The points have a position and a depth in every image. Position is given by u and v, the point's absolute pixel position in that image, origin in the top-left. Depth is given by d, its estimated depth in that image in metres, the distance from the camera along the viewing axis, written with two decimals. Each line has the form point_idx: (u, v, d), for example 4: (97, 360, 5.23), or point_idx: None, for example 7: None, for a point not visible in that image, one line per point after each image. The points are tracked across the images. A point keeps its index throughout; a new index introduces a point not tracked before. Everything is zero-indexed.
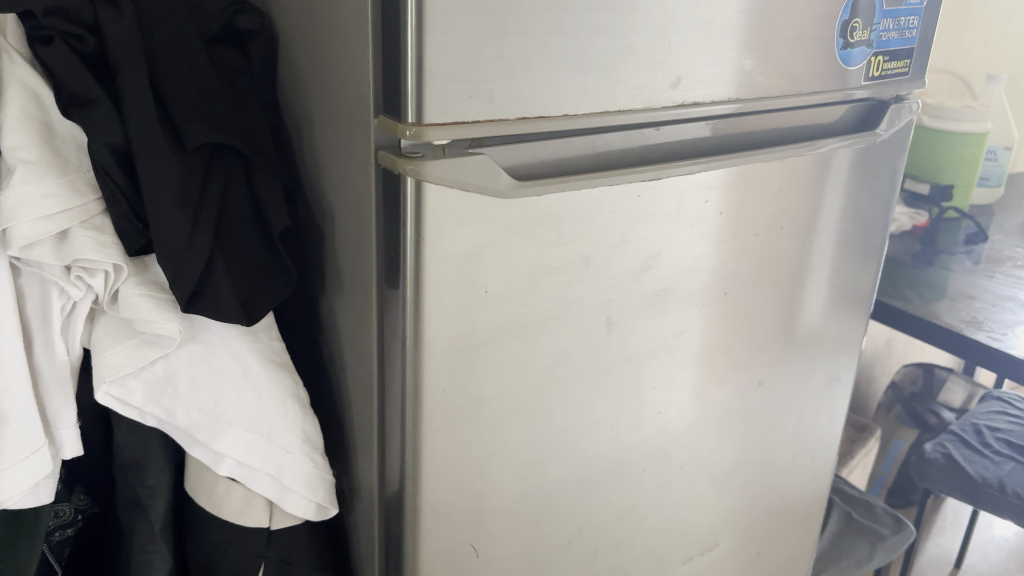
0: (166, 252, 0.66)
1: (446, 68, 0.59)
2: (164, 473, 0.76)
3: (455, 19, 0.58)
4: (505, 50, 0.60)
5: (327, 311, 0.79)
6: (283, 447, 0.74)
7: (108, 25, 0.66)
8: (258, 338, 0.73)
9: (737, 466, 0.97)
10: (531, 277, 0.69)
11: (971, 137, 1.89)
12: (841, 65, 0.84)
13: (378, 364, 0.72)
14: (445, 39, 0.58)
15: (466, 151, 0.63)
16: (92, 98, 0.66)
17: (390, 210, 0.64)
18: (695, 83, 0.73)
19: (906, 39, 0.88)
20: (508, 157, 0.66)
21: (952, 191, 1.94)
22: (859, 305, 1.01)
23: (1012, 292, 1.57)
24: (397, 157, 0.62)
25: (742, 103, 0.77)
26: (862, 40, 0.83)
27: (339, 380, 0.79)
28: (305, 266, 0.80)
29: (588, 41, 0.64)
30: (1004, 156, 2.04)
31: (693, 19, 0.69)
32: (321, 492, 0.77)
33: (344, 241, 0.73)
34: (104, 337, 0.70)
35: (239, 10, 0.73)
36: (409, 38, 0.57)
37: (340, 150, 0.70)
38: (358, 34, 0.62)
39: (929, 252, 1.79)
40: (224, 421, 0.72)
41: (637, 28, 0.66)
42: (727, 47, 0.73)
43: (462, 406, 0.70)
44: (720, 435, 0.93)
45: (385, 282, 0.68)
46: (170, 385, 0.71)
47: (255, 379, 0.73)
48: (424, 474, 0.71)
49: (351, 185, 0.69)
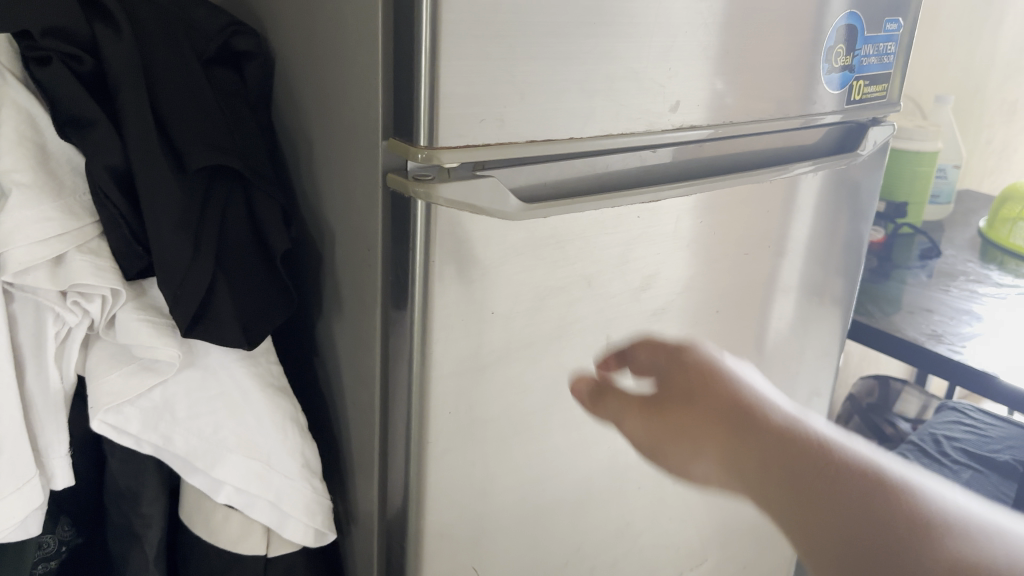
0: (167, 276, 0.65)
1: (460, 91, 0.59)
2: (158, 501, 0.74)
3: (471, 44, 0.58)
4: (517, 74, 0.61)
5: (324, 333, 0.78)
6: (283, 473, 0.73)
7: (108, 46, 0.65)
8: (257, 362, 0.73)
9: None
10: (536, 298, 0.70)
11: (923, 154, 1.97)
12: (823, 89, 0.86)
13: (382, 387, 0.71)
14: (460, 63, 0.58)
15: (473, 173, 0.62)
16: (93, 119, 0.64)
17: (399, 232, 0.64)
18: (692, 107, 0.74)
19: (884, 64, 0.92)
20: (514, 179, 0.66)
21: (906, 208, 2.01)
22: (837, 320, 1.04)
23: (967, 305, 1.63)
24: (408, 182, 0.61)
25: (717, 125, 0.77)
26: (845, 65, 0.87)
27: (336, 403, 0.79)
28: (301, 287, 0.80)
29: (594, 66, 0.65)
30: (953, 173, 2.12)
31: (692, 45, 0.71)
32: (320, 517, 0.76)
33: (343, 263, 0.72)
34: (99, 363, 0.68)
35: (235, 31, 0.74)
36: (424, 61, 0.57)
37: (341, 173, 0.70)
38: (365, 57, 0.62)
39: (886, 267, 1.84)
40: (224, 447, 0.70)
41: (641, 53, 0.68)
42: (721, 71, 0.75)
43: (468, 427, 0.70)
44: None
45: (392, 305, 0.68)
46: (169, 412, 0.70)
47: (255, 403, 0.72)
48: (430, 496, 0.71)
49: (352, 208, 0.69)
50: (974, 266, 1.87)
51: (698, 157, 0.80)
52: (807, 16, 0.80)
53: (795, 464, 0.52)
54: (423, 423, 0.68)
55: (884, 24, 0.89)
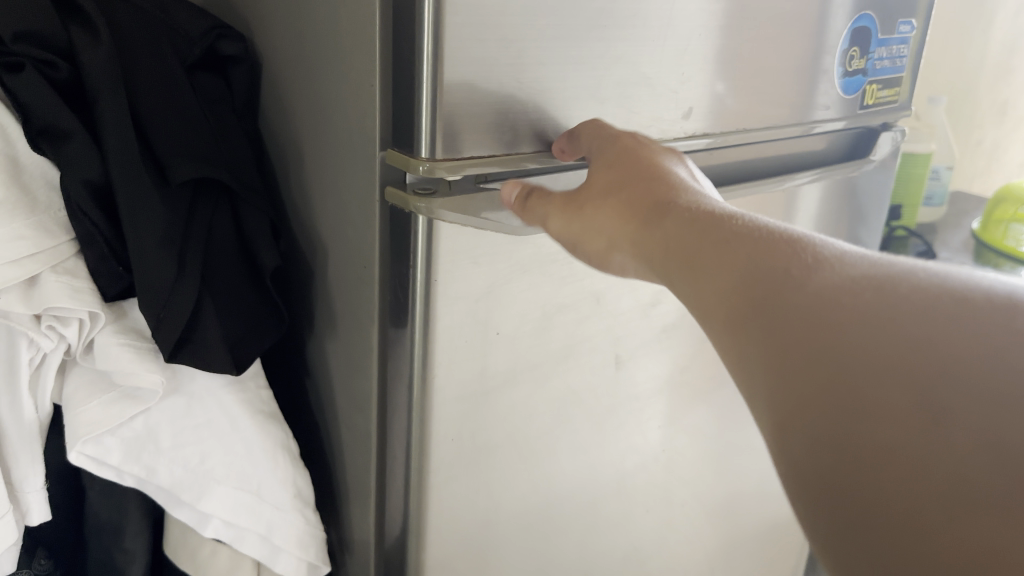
0: (150, 298, 0.61)
1: (465, 100, 0.55)
2: (142, 535, 0.71)
3: (477, 49, 0.54)
4: (525, 80, 0.57)
5: (316, 353, 0.74)
6: (274, 504, 0.69)
7: (86, 52, 0.60)
8: (246, 387, 0.68)
9: (732, 499, 0.95)
10: (544, 316, 0.66)
11: (918, 157, 1.95)
12: (835, 94, 0.83)
13: (381, 412, 0.67)
14: (466, 70, 0.54)
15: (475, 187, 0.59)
16: (68, 130, 0.60)
17: (401, 251, 0.61)
18: (704, 114, 0.71)
19: (897, 67, 0.89)
20: None
21: (900, 211, 1.98)
22: None
23: None
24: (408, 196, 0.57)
25: (719, 136, 0.72)
26: (858, 69, 0.84)
27: (329, 427, 0.75)
28: (290, 304, 0.76)
29: (605, 72, 0.61)
30: (947, 174, 2.09)
31: (705, 50, 0.68)
32: (313, 550, 0.72)
33: (336, 281, 0.68)
34: (77, 391, 0.64)
35: (221, 34, 0.70)
36: (426, 68, 0.53)
37: (335, 185, 0.65)
38: (360, 63, 0.58)
39: None
40: (211, 478, 0.66)
41: (653, 58, 0.64)
42: (733, 76, 0.72)
43: (471, 453, 0.66)
44: (717, 468, 0.91)
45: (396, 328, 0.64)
46: (152, 442, 0.65)
47: (244, 431, 0.67)
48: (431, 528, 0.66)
49: (347, 223, 0.65)
50: None
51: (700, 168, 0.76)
52: (819, 18, 0.77)
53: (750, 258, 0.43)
54: (424, 451, 0.64)
55: (897, 26, 0.86)
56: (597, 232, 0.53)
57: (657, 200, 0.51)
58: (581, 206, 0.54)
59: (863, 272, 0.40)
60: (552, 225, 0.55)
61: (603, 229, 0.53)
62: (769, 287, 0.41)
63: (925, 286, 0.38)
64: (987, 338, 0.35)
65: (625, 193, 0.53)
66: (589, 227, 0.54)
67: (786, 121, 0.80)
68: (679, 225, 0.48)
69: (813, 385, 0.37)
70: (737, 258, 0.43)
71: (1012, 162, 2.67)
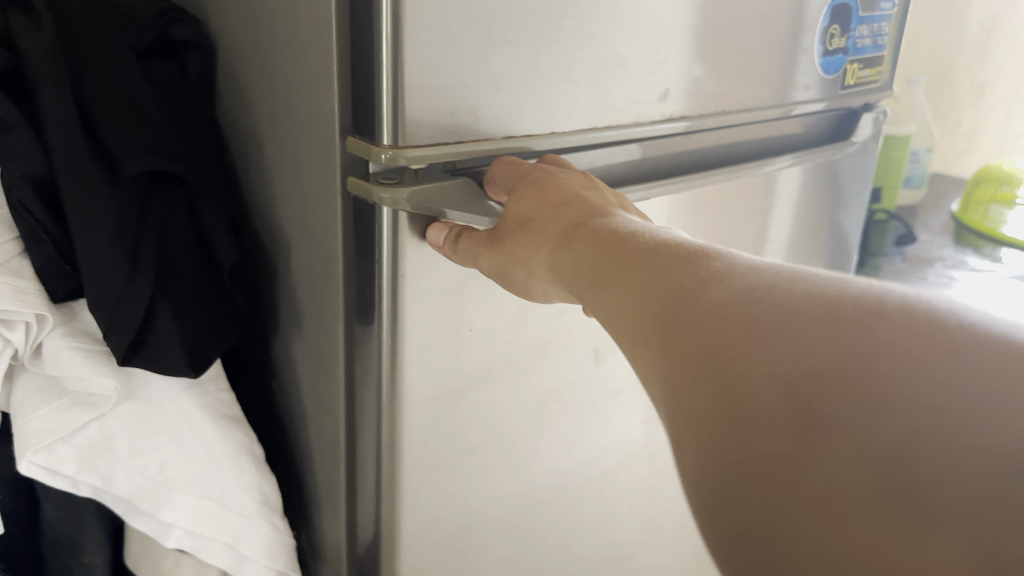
0: (100, 298, 0.57)
1: (428, 84, 0.52)
2: (102, 548, 0.68)
3: (441, 28, 0.51)
4: (492, 63, 0.54)
5: (281, 352, 0.71)
6: (239, 512, 0.66)
7: (25, 38, 0.57)
8: (206, 391, 0.65)
9: None
10: (519, 310, 0.63)
11: (896, 140, 1.93)
12: (815, 73, 0.81)
13: (349, 414, 0.64)
14: (429, 50, 0.51)
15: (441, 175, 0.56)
16: (8, 122, 0.56)
17: (364, 243, 0.57)
18: (682, 96, 0.68)
19: (878, 45, 0.87)
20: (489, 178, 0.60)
21: (880, 194, 1.97)
22: None
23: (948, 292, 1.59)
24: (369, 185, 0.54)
25: (696, 120, 0.70)
26: (839, 48, 0.81)
27: (296, 429, 0.72)
28: (254, 302, 0.73)
29: (577, 52, 0.58)
30: (925, 157, 2.08)
31: (681, 28, 0.65)
32: (282, 558, 0.69)
33: (300, 277, 0.65)
34: (26, 399, 0.60)
35: (174, 19, 0.66)
36: (387, 48, 0.50)
37: (296, 176, 0.62)
38: (316, 46, 0.55)
39: (864, 255, 1.80)
40: (171, 487, 0.63)
41: (627, 37, 0.61)
42: (712, 56, 0.69)
43: (444, 455, 0.63)
44: None
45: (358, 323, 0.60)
46: (109, 450, 0.62)
47: (205, 437, 0.65)
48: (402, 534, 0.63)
49: (309, 216, 0.62)
50: (950, 251, 1.84)
51: (675, 152, 0.73)
52: None
53: (658, 274, 0.42)
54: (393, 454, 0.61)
55: (879, 3, 0.84)
56: (520, 266, 0.52)
57: (571, 220, 0.51)
58: (504, 240, 0.53)
59: (754, 281, 0.38)
60: (482, 261, 0.54)
61: (523, 261, 0.52)
62: (668, 302, 0.40)
63: (812, 289, 0.37)
64: (880, 338, 0.33)
65: (543, 220, 0.52)
66: (513, 258, 0.52)
67: (765, 103, 0.77)
68: (591, 246, 0.47)
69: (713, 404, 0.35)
70: (639, 273, 0.43)
71: (989, 143, 2.67)
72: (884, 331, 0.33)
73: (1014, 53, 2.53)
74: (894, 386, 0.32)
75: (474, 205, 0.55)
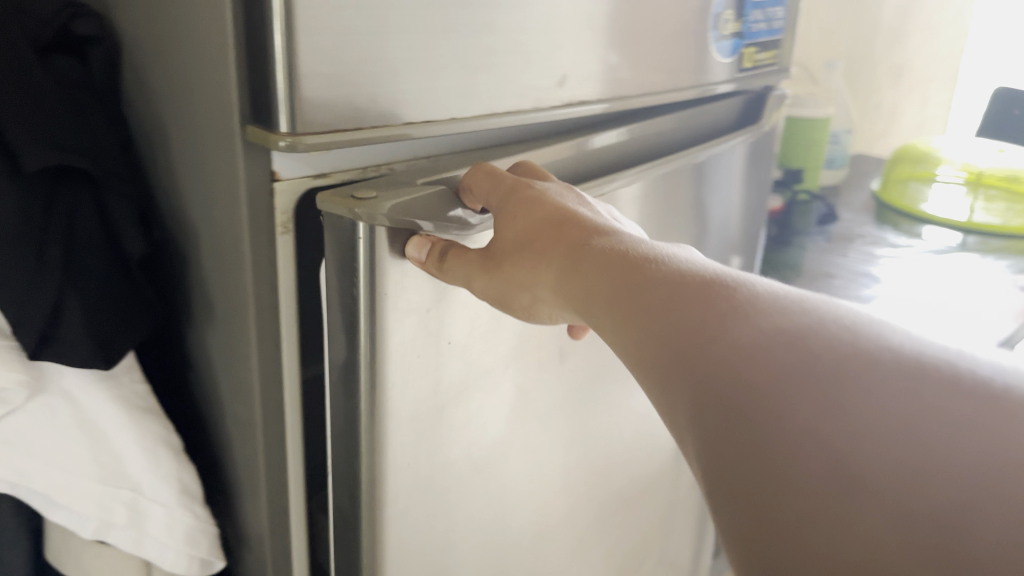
0: (6, 292, 0.58)
1: (322, 73, 0.53)
2: (19, 546, 0.68)
3: (331, 17, 0.52)
4: (386, 51, 0.56)
5: (197, 344, 0.71)
6: (158, 501, 0.67)
7: None
8: (119, 383, 0.65)
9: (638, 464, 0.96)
10: (491, 320, 0.66)
11: (814, 121, 2.01)
12: (712, 58, 0.84)
13: (266, 400, 0.66)
14: (322, 39, 0.52)
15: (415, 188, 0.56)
16: None
17: (343, 265, 0.56)
18: (581, 81, 0.70)
19: (773, 30, 0.91)
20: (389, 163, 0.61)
21: (802, 175, 2.03)
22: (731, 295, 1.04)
23: (865, 268, 1.65)
24: (347, 202, 0.53)
25: (615, 98, 0.74)
26: (732, 32, 0.85)
27: (214, 419, 0.72)
28: (167, 294, 0.74)
29: (472, 39, 0.60)
30: (846, 138, 2.14)
31: (576, 15, 0.67)
32: (204, 545, 0.70)
33: (211, 267, 0.66)
34: None
35: (75, 14, 0.67)
36: (278, 38, 0.51)
37: (201, 167, 0.63)
38: (212, 37, 0.56)
39: (787, 235, 1.85)
40: (85, 478, 0.65)
41: (522, 25, 0.63)
42: (609, 42, 0.71)
43: (428, 456, 0.64)
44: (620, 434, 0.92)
45: (280, 315, 0.63)
46: (20, 446, 0.62)
47: (120, 429, 0.65)
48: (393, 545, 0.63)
49: (215, 206, 0.62)
50: (870, 228, 1.91)
51: (632, 135, 0.75)
52: None
53: (691, 324, 0.48)
54: (375, 470, 0.60)
55: None
56: (525, 289, 0.58)
57: (582, 253, 0.56)
58: (502, 262, 0.58)
59: (780, 334, 0.45)
60: (472, 282, 0.57)
61: (525, 285, 0.58)
62: (703, 356, 0.46)
63: (835, 346, 0.43)
64: (899, 402, 0.40)
65: (547, 248, 0.58)
66: (513, 281, 0.58)
67: (686, 83, 0.82)
68: (600, 272, 0.54)
69: (749, 451, 0.42)
70: (660, 312, 0.49)
71: (907, 123, 2.76)
72: (903, 397, 0.40)
73: (927, 32, 2.62)
74: (912, 445, 0.38)
75: (453, 215, 0.57)
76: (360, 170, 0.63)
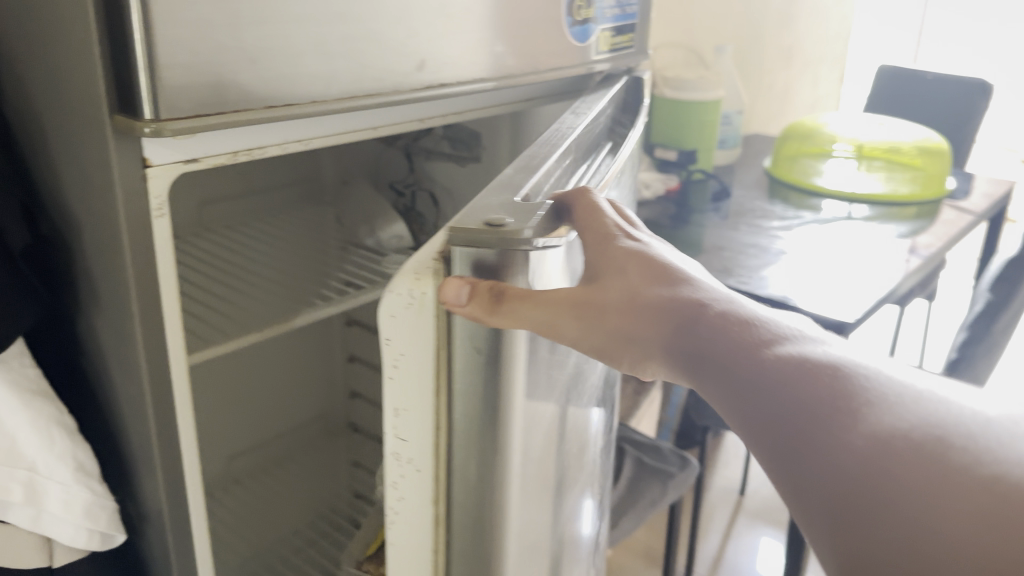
0: None
1: (181, 62, 0.57)
2: None
3: (186, 10, 0.57)
4: (243, 40, 0.60)
5: (87, 329, 0.75)
6: (53, 478, 0.70)
7: None
8: (10, 367, 0.69)
9: None
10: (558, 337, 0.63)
11: (707, 104, 2.07)
12: (569, 41, 0.90)
13: (154, 377, 0.70)
14: (178, 31, 0.57)
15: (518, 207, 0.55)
16: None
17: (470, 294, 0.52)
18: (441, 65, 0.76)
19: (626, 15, 1.00)
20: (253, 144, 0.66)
21: (696, 156, 2.14)
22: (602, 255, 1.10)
23: (755, 239, 1.75)
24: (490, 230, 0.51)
25: (503, 77, 0.83)
26: (586, 17, 0.92)
27: (108, 401, 0.76)
28: (56, 284, 0.76)
29: (328, 27, 0.65)
30: (737, 119, 2.26)
31: (430, 4, 0.72)
32: (104, 519, 0.73)
33: (93, 253, 0.69)
34: None
35: None
36: (136, 31, 0.55)
37: (77, 157, 0.66)
38: (77, 32, 0.59)
39: (684, 212, 1.94)
40: None
41: (377, 14, 0.68)
42: (466, 28, 0.77)
43: (533, 490, 0.60)
44: None
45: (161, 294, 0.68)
46: None
47: (10, 411, 0.68)
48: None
49: (92, 194, 0.66)
50: (762, 203, 2.01)
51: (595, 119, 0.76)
52: None
53: (819, 394, 0.50)
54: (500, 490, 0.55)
55: None
56: (627, 344, 0.59)
57: (693, 318, 0.58)
58: (608, 310, 0.58)
59: (911, 417, 0.47)
60: (564, 327, 0.56)
61: (631, 340, 0.59)
62: (832, 424, 0.48)
63: (965, 435, 0.46)
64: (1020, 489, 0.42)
65: (649, 307, 0.59)
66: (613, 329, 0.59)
67: (568, 63, 0.92)
68: (709, 340, 0.57)
69: (872, 510, 0.44)
70: (786, 382, 0.52)
71: (801, 103, 2.89)
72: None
73: (813, 15, 2.75)
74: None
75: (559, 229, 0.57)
76: (231, 153, 0.69)
